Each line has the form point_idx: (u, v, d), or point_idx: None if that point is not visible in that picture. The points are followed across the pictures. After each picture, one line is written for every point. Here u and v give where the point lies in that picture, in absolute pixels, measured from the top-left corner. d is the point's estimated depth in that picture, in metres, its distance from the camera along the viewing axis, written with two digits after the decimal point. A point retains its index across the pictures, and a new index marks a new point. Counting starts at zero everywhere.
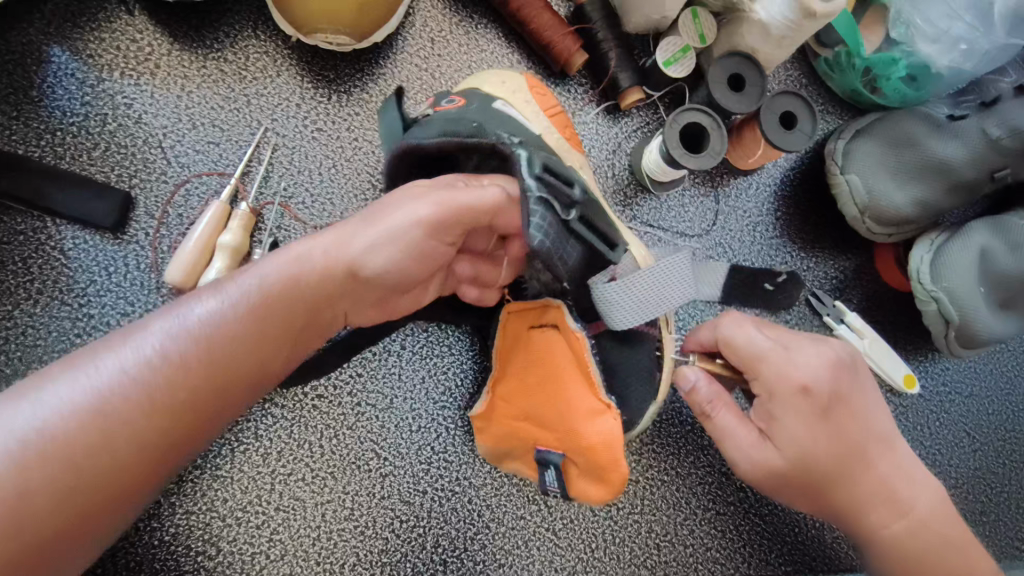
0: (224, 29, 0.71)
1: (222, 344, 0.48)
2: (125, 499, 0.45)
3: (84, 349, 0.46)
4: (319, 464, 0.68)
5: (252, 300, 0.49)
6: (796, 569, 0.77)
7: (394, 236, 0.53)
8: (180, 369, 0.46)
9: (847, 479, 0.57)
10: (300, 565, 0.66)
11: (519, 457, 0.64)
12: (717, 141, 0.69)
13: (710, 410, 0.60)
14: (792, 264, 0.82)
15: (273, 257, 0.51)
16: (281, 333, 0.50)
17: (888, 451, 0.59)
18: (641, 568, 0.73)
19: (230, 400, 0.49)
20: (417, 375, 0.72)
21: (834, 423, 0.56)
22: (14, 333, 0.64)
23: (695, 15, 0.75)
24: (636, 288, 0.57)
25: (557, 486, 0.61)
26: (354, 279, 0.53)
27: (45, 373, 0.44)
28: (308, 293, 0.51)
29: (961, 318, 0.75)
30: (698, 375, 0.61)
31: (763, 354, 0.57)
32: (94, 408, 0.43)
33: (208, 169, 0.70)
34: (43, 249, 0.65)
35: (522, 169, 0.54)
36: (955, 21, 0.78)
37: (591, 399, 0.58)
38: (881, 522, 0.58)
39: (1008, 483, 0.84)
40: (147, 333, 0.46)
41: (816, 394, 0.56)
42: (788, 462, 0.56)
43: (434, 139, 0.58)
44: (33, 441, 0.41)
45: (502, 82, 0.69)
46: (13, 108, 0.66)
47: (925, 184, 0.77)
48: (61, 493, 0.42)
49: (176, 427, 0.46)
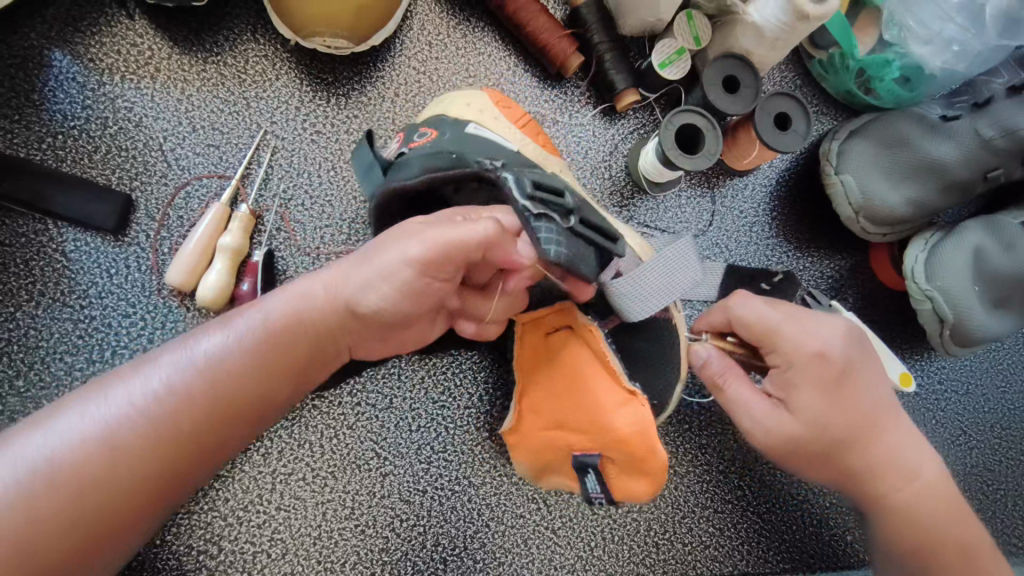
0: (223, 33, 0.72)
1: (228, 379, 0.49)
2: (126, 531, 0.45)
3: (95, 382, 0.48)
4: (319, 464, 0.69)
5: (258, 336, 0.50)
6: (794, 566, 0.77)
7: (387, 273, 0.52)
8: (188, 403, 0.47)
9: (858, 447, 0.57)
10: (300, 564, 0.67)
11: (562, 468, 0.63)
12: (712, 142, 0.70)
13: (723, 382, 0.59)
14: (788, 264, 0.83)
15: (279, 293, 0.53)
16: (285, 366, 0.51)
17: (895, 420, 0.59)
18: (640, 566, 0.74)
19: (234, 432, 0.50)
20: (417, 375, 0.72)
21: (846, 390, 0.56)
22: (16, 335, 0.64)
23: (690, 17, 0.76)
24: (644, 280, 0.58)
25: (601, 490, 0.60)
26: (358, 315, 0.53)
27: (57, 405, 0.46)
28: (312, 329, 0.52)
29: (955, 316, 0.76)
30: (710, 350, 0.60)
31: (781, 324, 0.57)
32: (101, 439, 0.44)
33: (209, 172, 0.70)
34: (44, 251, 0.66)
35: (514, 192, 0.54)
36: (946, 23, 0.79)
37: (615, 390, 0.57)
38: (887, 488, 0.59)
39: (1005, 481, 0.85)
40: (156, 367, 0.48)
41: (831, 362, 0.56)
42: (804, 429, 0.56)
43: (418, 177, 0.57)
44: (41, 472, 0.42)
45: (466, 104, 0.68)
46: (14, 111, 0.67)
47: (919, 184, 0.77)
48: (65, 524, 0.42)
49: (181, 457, 0.47)
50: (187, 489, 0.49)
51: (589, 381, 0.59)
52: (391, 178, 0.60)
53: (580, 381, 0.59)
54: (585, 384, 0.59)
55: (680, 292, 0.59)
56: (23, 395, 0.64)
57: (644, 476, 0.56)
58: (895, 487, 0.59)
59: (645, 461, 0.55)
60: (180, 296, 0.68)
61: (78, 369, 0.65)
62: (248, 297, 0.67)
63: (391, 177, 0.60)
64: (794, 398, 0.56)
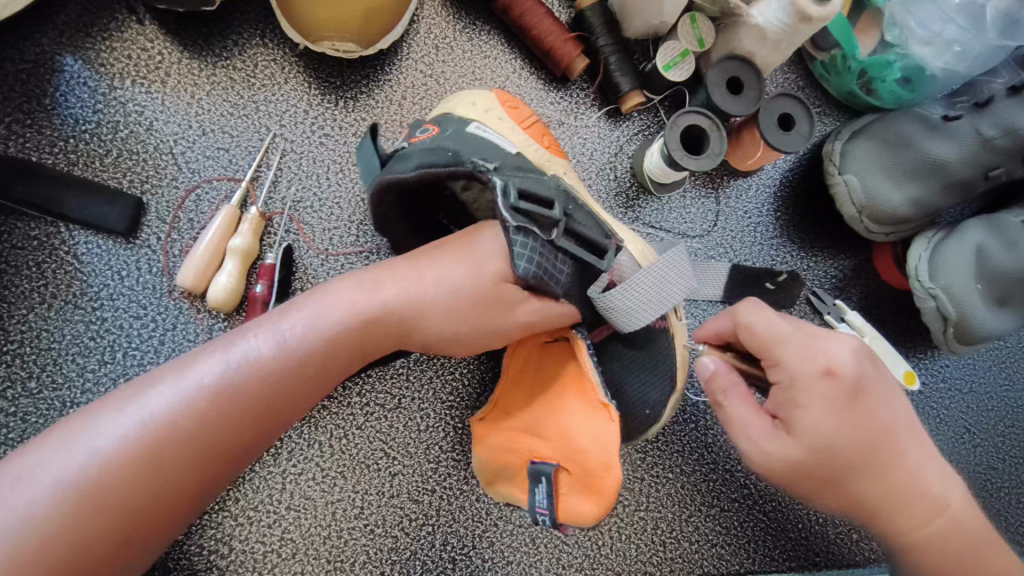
0: (232, 38, 0.73)
1: (264, 387, 0.49)
2: (153, 541, 0.45)
3: (135, 383, 0.48)
4: (329, 463, 0.69)
5: (296, 343, 0.51)
6: (800, 564, 0.78)
7: (463, 307, 0.55)
8: (223, 412, 0.47)
9: (870, 473, 0.53)
10: (310, 564, 0.67)
11: (513, 476, 0.62)
12: (717, 142, 0.71)
13: (723, 398, 0.55)
14: (792, 263, 0.83)
15: (321, 299, 0.54)
16: (320, 371, 0.52)
17: (914, 443, 0.55)
18: (647, 565, 0.74)
19: (263, 433, 0.50)
20: (425, 375, 0.73)
21: (859, 411, 0.52)
22: (28, 337, 0.65)
23: (694, 19, 0.77)
24: (638, 290, 0.57)
25: (547, 507, 0.58)
26: (395, 322, 0.55)
27: (92, 412, 0.46)
28: (351, 335, 0.53)
29: (958, 315, 0.76)
30: (716, 361, 0.57)
31: (784, 337, 0.53)
32: (136, 448, 0.44)
33: (219, 174, 0.71)
34: (56, 254, 0.66)
35: (499, 201, 0.55)
36: (947, 24, 0.80)
37: (587, 405, 0.56)
38: (909, 523, 0.54)
39: (1009, 478, 0.85)
40: (193, 371, 0.48)
41: (842, 379, 0.52)
42: (808, 453, 0.51)
43: (414, 171, 0.57)
44: (80, 478, 0.43)
45: (473, 103, 0.69)
46: (26, 115, 0.68)
47: (921, 184, 0.78)
48: (97, 537, 0.42)
49: (209, 467, 0.47)
50: (213, 497, 0.49)
51: (566, 397, 0.59)
52: (390, 170, 0.59)
53: (558, 396, 0.60)
54: (563, 399, 0.59)
55: (668, 307, 0.58)
56: (35, 396, 0.64)
57: (593, 493, 0.55)
58: (919, 524, 0.54)
59: (597, 477, 0.54)
60: (190, 298, 0.68)
61: (90, 371, 0.65)
62: (261, 299, 0.67)
63: (391, 169, 0.59)
64: (795, 418, 0.52)
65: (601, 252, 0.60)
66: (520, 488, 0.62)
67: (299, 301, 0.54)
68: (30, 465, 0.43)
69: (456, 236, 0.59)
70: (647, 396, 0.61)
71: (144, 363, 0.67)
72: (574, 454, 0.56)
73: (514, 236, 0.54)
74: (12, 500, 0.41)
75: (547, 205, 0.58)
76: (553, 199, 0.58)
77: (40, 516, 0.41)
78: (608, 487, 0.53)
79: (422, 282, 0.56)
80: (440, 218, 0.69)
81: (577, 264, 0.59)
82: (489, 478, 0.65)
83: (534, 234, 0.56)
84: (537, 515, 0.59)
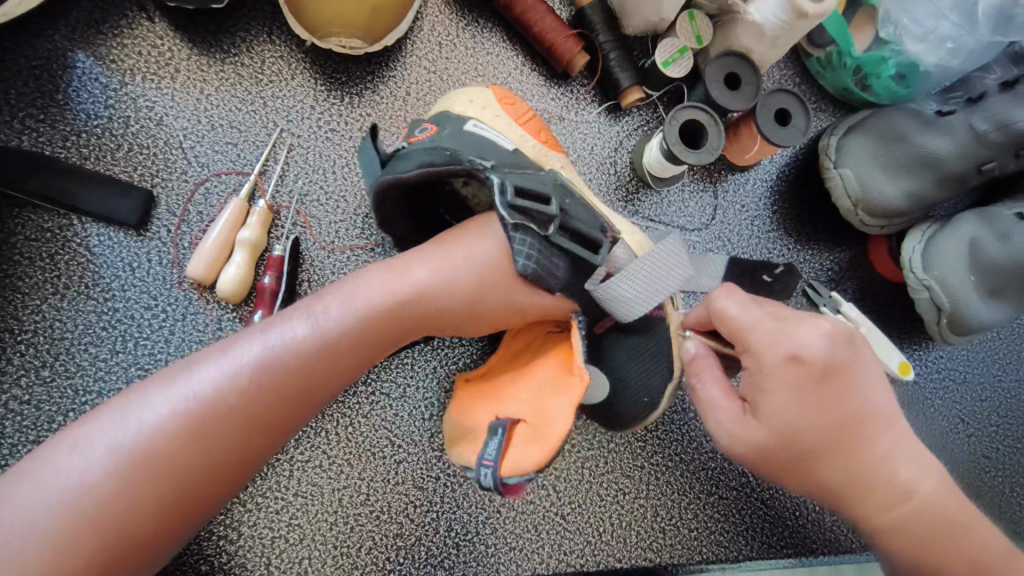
0: (240, 35, 0.75)
1: (302, 366, 0.51)
2: (196, 514, 0.47)
3: (182, 363, 0.50)
4: (336, 451, 0.71)
5: (334, 326, 0.53)
6: (797, 551, 0.79)
7: (492, 288, 0.57)
8: (263, 389, 0.49)
9: (834, 455, 0.52)
10: (318, 549, 0.68)
11: (473, 440, 0.57)
12: (715, 137, 0.72)
13: (695, 381, 0.56)
14: (789, 256, 0.85)
15: (360, 286, 0.56)
16: (357, 353, 0.54)
17: (886, 427, 0.53)
18: (648, 551, 0.76)
19: (300, 413, 0.51)
20: (429, 365, 0.75)
21: (826, 396, 0.52)
22: (41, 326, 0.66)
23: (692, 17, 0.79)
24: (636, 280, 0.59)
25: (489, 459, 0.52)
26: (427, 305, 0.57)
27: (142, 389, 0.48)
28: (387, 316, 0.55)
29: (952, 306, 0.78)
30: (694, 346, 0.58)
31: (756, 321, 0.53)
32: (183, 421, 0.46)
33: (227, 168, 0.73)
34: (69, 246, 0.68)
35: (496, 200, 0.57)
36: (940, 20, 0.81)
37: (567, 373, 0.55)
38: (875, 507, 0.53)
39: (1002, 468, 0.87)
40: (237, 351, 0.50)
41: (808, 365, 0.51)
42: (771, 436, 0.52)
43: (416, 170, 0.58)
44: (131, 448, 0.44)
45: (470, 100, 0.70)
46: (40, 110, 0.69)
47: (916, 177, 0.79)
48: (146, 505, 0.44)
49: (249, 443, 0.48)
50: (251, 474, 0.50)
51: (551, 366, 0.59)
52: (392, 170, 0.60)
53: (543, 367, 0.60)
54: (546, 368, 0.59)
55: (666, 292, 0.59)
56: (49, 384, 0.65)
57: (543, 443, 0.51)
58: (886, 507, 0.53)
59: (554, 424, 0.51)
60: (200, 289, 0.70)
61: (102, 360, 0.67)
62: (269, 290, 0.68)
63: (392, 169, 0.60)
64: (761, 402, 0.52)
65: (596, 246, 0.61)
66: (472, 448, 0.57)
67: (336, 288, 0.56)
68: (86, 434, 0.45)
69: (468, 223, 0.61)
70: (645, 383, 0.61)
71: (154, 352, 0.68)
72: (544, 414, 0.54)
73: (513, 234, 0.57)
74: (68, 468, 0.44)
75: (543, 200, 0.60)
76: (548, 195, 0.60)
77: (94, 483, 0.43)
78: (559, 430, 0.50)
79: (452, 266, 0.58)
80: (441, 214, 0.70)
81: (576, 256, 0.60)
82: (453, 446, 0.61)
83: (531, 232, 0.58)
84: (479, 470, 0.52)
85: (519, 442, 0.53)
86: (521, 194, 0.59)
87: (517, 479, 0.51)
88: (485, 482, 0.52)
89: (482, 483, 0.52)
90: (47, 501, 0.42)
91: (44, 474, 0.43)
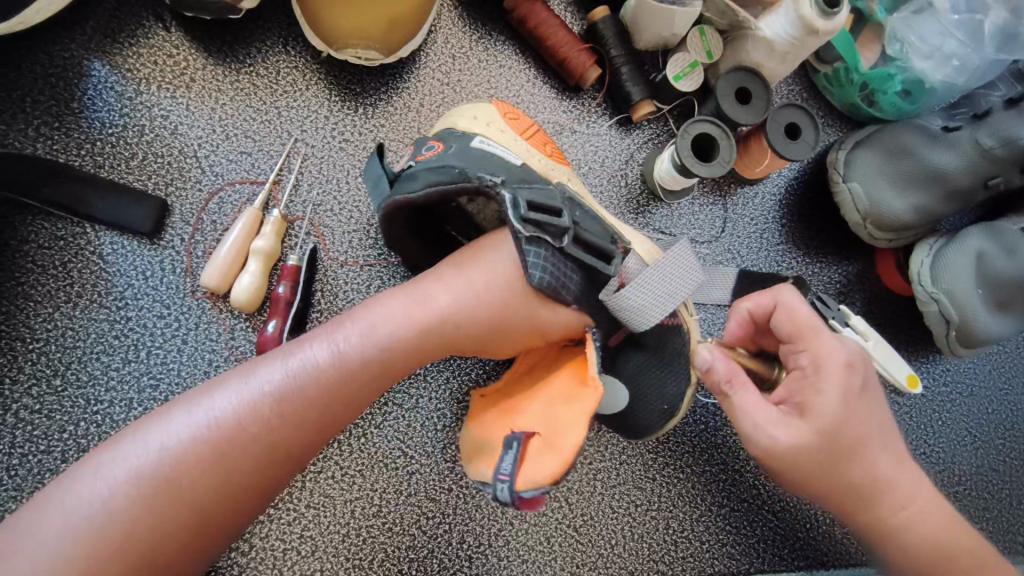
0: (255, 45, 0.75)
1: (331, 382, 0.51)
2: (218, 538, 0.46)
3: (202, 387, 0.50)
4: (348, 462, 0.70)
5: (353, 351, 0.52)
6: (808, 564, 0.79)
7: (503, 309, 0.57)
8: (286, 414, 0.48)
9: (862, 456, 0.53)
10: (329, 561, 0.67)
11: (489, 453, 0.58)
12: (727, 150, 0.73)
13: (728, 388, 0.53)
14: (798, 268, 0.85)
15: (377, 308, 0.55)
16: (374, 378, 0.53)
17: (894, 437, 0.56)
18: (659, 564, 0.75)
19: (320, 437, 0.51)
20: (442, 376, 0.75)
21: (864, 403, 0.53)
22: (54, 335, 0.66)
23: (702, 33, 0.80)
24: (649, 286, 0.58)
25: (507, 473, 0.51)
26: (442, 330, 0.56)
27: (164, 412, 0.47)
28: (406, 343, 0.55)
29: (961, 317, 0.78)
30: (714, 355, 0.54)
31: (816, 325, 0.55)
32: (205, 447, 0.46)
33: (242, 177, 0.73)
34: (82, 254, 0.68)
35: (509, 214, 0.57)
36: (946, 38, 0.83)
37: (580, 384, 0.55)
38: (888, 508, 0.55)
39: (1009, 481, 0.87)
40: (257, 377, 0.49)
41: (856, 373, 0.53)
42: (817, 439, 0.51)
43: (423, 190, 0.58)
44: (155, 472, 0.44)
45: (474, 117, 0.69)
46: (55, 119, 0.69)
47: (923, 192, 0.80)
48: (170, 530, 0.44)
49: (283, 452, 0.48)
50: (283, 488, 0.50)
51: (561, 380, 0.59)
52: (397, 191, 0.60)
53: (553, 382, 0.59)
54: (553, 384, 0.59)
55: (679, 300, 0.59)
56: (60, 394, 0.65)
57: (555, 453, 0.50)
58: (897, 508, 0.55)
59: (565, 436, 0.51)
60: (213, 298, 0.70)
61: (114, 370, 0.66)
62: (283, 298, 0.67)
63: (398, 189, 0.61)
64: (812, 403, 0.52)
65: (609, 257, 0.61)
66: (490, 464, 0.56)
67: (356, 311, 0.56)
68: (108, 458, 0.45)
69: (473, 246, 0.62)
70: (664, 392, 0.61)
71: (167, 362, 0.68)
72: (555, 426, 0.54)
73: (525, 247, 0.57)
74: (89, 494, 0.43)
75: (555, 214, 0.60)
76: (560, 208, 0.60)
77: (117, 510, 0.43)
78: (574, 442, 0.50)
79: (472, 289, 0.57)
80: (447, 230, 0.70)
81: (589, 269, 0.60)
82: (473, 461, 0.61)
83: (544, 244, 0.58)
84: (495, 485, 0.51)
85: (533, 452, 0.53)
86: (533, 208, 0.59)
87: (532, 493, 0.49)
88: (501, 497, 0.50)
89: (500, 497, 0.51)
90: (73, 526, 0.42)
91: (66, 499, 0.43)
